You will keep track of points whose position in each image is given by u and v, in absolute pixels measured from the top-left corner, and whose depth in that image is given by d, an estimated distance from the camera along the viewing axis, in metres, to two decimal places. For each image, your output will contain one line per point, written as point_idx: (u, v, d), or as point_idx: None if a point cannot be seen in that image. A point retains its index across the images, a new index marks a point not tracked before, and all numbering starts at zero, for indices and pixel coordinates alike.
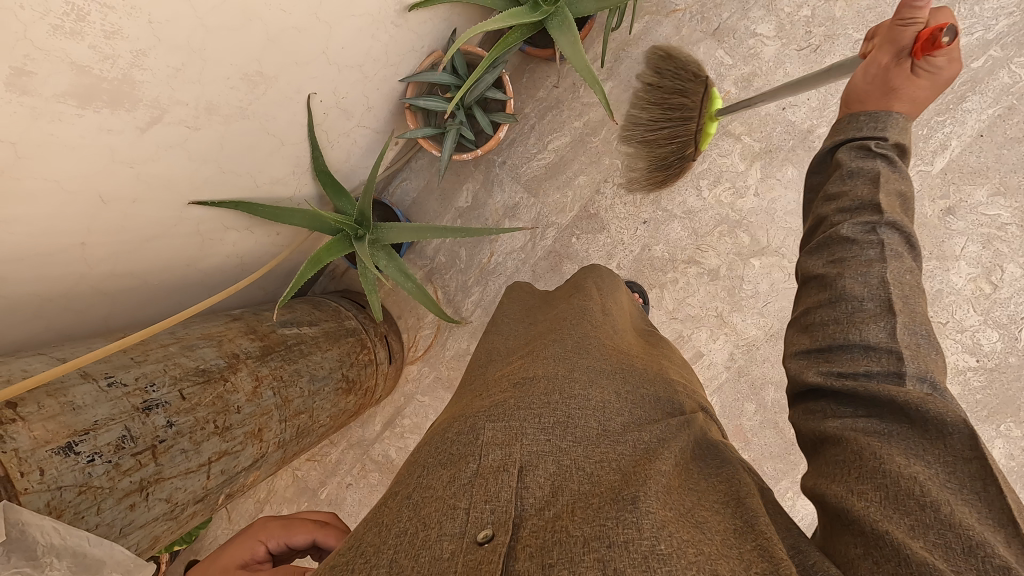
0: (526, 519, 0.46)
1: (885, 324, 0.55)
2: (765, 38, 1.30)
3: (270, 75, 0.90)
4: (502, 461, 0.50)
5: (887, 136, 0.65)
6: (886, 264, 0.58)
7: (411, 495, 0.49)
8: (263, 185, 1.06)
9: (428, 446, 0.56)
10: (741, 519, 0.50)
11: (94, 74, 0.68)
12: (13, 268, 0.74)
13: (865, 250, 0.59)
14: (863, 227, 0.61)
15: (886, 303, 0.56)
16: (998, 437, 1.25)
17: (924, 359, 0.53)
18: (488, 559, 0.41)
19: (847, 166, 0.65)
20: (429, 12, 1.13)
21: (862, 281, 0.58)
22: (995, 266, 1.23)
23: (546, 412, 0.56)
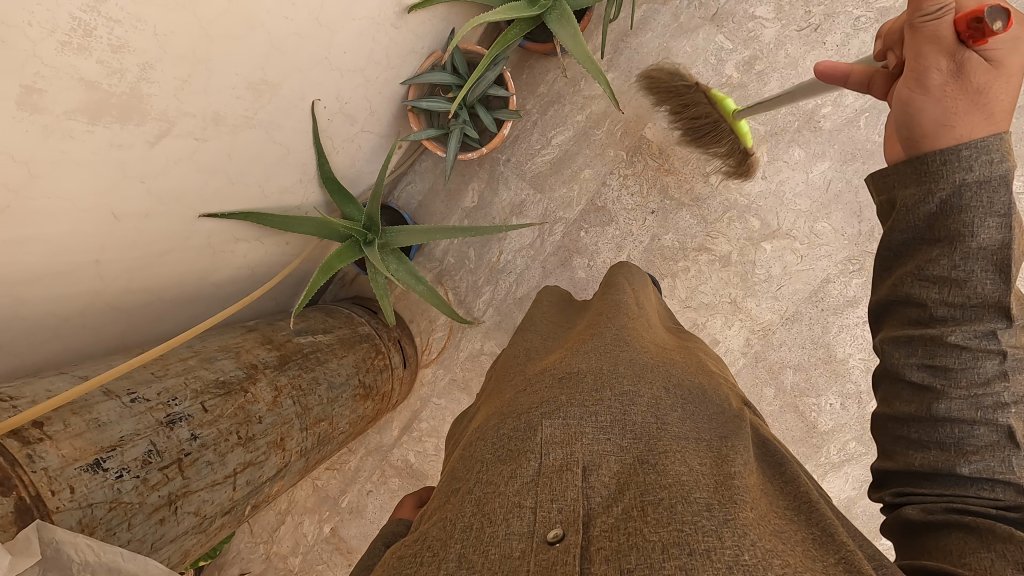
0: (595, 517, 0.45)
1: (1004, 456, 0.50)
2: (765, 20, 1.29)
3: (274, 83, 0.90)
4: (564, 459, 0.50)
5: (1008, 171, 0.49)
6: (1007, 382, 0.51)
7: (472, 489, 0.50)
8: (271, 194, 1.06)
9: (483, 440, 0.56)
10: (818, 528, 0.48)
11: (103, 89, 0.67)
12: (35, 288, 0.74)
13: (981, 362, 0.51)
14: (979, 334, 0.51)
15: (1006, 431, 0.50)
16: None
17: None
18: (563, 560, 0.41)
19: (966, 246, 0.50)
20: (429, 12, 1.13)
21: (974, 404, 0.51)
22: None
23: (601, 409, 0.56)
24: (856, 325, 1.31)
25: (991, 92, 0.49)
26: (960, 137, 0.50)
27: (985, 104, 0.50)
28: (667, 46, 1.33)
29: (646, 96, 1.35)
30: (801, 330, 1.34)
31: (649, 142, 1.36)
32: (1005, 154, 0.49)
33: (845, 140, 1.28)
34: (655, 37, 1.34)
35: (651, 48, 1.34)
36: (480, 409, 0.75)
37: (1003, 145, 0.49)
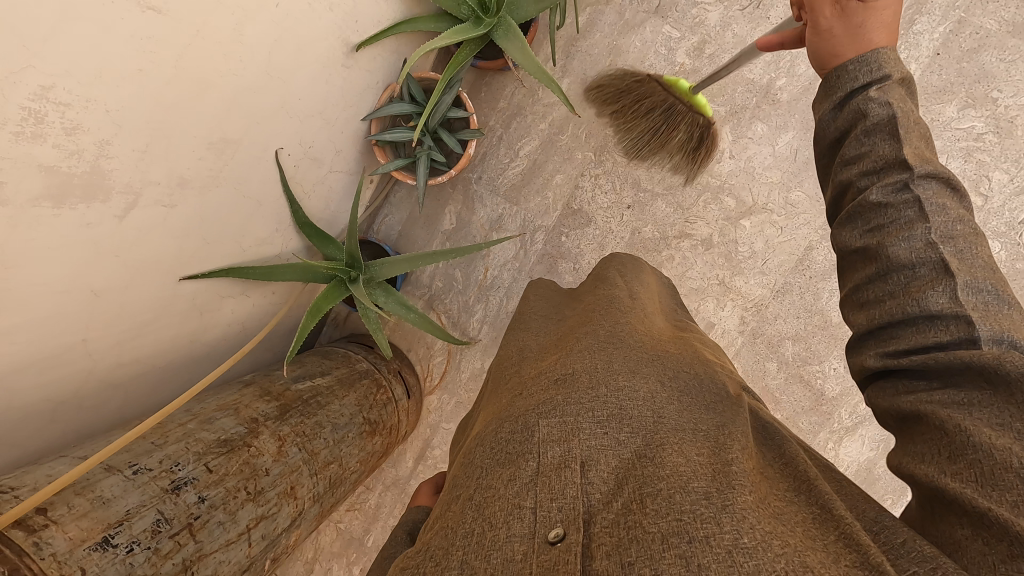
0: (596, 514, 0.46)
1: (946, 290, 0.50)
2: (707, 5, 1.32)
3: (234, 139, 0.91)
4: (562, 457, 0.50)
5: (887, 74, 0.57)
6: (929, 220, 0.52)
7: (473, 495, 0.50)
8: (249, 247, 1.07)
9: (482, 446, 0.56)
10: (818, 506, 0.48)
11: (64, 171, 0.68)
12: (24, 378, 0.75)
13: (903, 212, 0.53)
14: (893, 188, 0.54)
15: (940, 265, 0.51)
16: None
17: (996, 321, 0.48)
18: (564, 559, 0.42)
19: (865, 123, 0.56)
20: (379, 47, 1.14)
21: (906, 246, 0.52)
22: (982, 176, 1.24)
23: (597, 405, 0.56)
24: None
25: (872, 22, 0.60)
26: (850, 56, 0.61)
27: (866, 28, 0.61)
28: (617, 45, 1.36)
29: None
30: (793, 300, 1.34)
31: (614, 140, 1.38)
32: (884, 62, 0.58)
33: (805, 109, 1.30)
34: (604, 37, 1.36)
35: (602, 48, 1.36)
36: (480, 411, 0.75)
37: (880, 56, 0.58)
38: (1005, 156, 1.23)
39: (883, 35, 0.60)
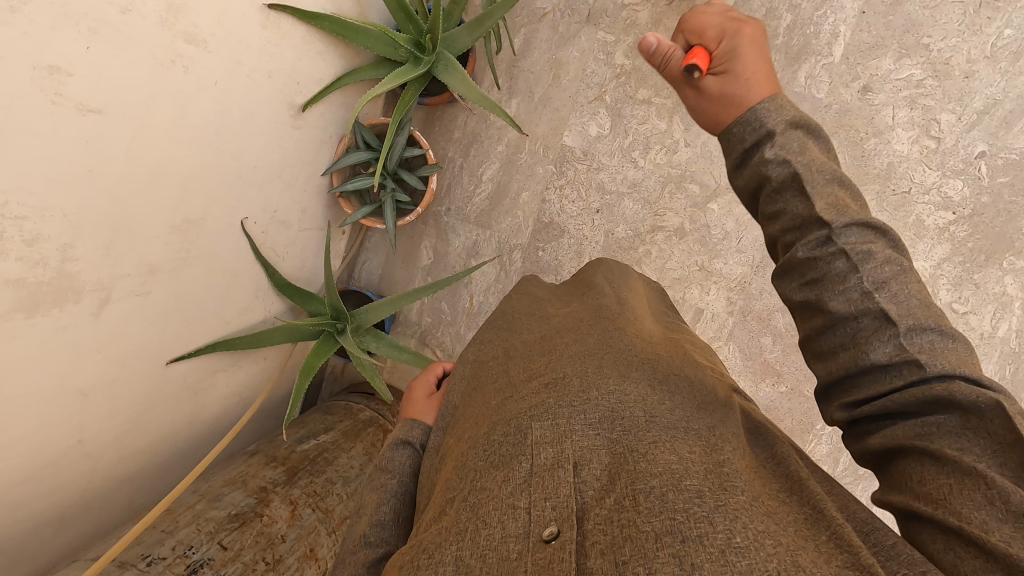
0: (589, 510, 0.46)
1: (891, 339, 0.49)
2: (635, 5, 1.35)
3: (197, 218, 0.92)
4: (555, 458, 0.51)
5: (771, 129, 0.58)
6: (861, 271, 0.52)
7: (468, 497, 0.51)
8: (232, 318, 1.08)
9: (475, 449, 0.57)
10: (810, 508, 0.49)
11: (32, 282, 0.69)
12: (26, 490, 0.75)
13: (833, 264, 0.53)
14: (817, 243, 0.54)
15: (881, 314, 0.50)
16: (1006, 274, 1.26)
17: (945, 358, 0.48)
18: (559, 557, 0.42)
19: (773, 182, 0.57)
20: (326, 103, 1.17)
21: (844, 299, 0.52)
22: (931, 120, 1.27)
23: (589, 407, 0.57)
24: None
25: (733, 87, 0.62)
26: (728, 123, 0.62)
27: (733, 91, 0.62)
28: (557, 58, 1.39)
29: (554, 109, 1.40)
30: None
31: (571, 149, 1.40)
32: (766, 117, 0.58)
33: None
34: (542, 54, 1.40)
35: (542, 65, 1.40)
36: (470, 395, 0.76)
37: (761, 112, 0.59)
38: (949, 97, 1.26)
39: (753, 90, 0.61)
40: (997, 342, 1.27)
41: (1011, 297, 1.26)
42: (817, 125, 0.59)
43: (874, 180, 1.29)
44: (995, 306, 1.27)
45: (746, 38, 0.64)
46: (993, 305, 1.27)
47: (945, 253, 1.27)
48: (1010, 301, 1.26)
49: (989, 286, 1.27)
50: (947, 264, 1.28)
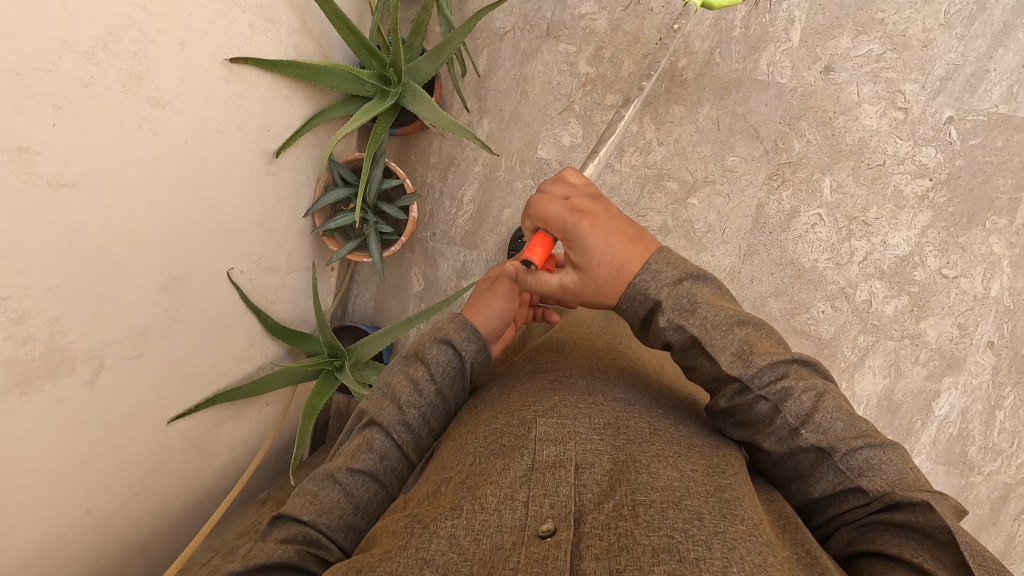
0: (586, 513, 0.48)
1: (829, 464, 0.57)
2: (592, 14, 1.38)
3: (183, 275, 0.93)
4: (557, 457, 0.53)
5: (657, 300, 0.64)
6: (781, 410, 0.60)
7: (466, 480, 0.54)
8: (229, 368, 1.08)
9: (476, 438, 0.60)
10: (804, 551, 0.52)
11: (23, 359, 0.70)
12: (38, 567, 0.75)
13: (756, 407, 0.61)
14: (735, 392, 0.63)
15: (813, 446, 0.58)
16: (991, 234, 1.26)
17: (876, 474, 0.55)
18: (554, 552, 0.44)
19: (681, 346, 0.65)
20: (300, 146, 1.19)
21: (774, 437, 0.61)
22: (895, 92, 1.28)
23: (595, 414, 0.59)
24: (807, 231, 1.33)
25: (604, 270, 0.67)
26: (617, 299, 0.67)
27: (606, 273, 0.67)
28: (522, 75, 1.42)
29: (526, 124, 1.42)
30: (762, 259, 1.35)
31: (548, 161, 1.41)
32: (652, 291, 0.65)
33: (712, 79, 1.35)
34: (508, 73, 1.42)
35: (509, 82, 1.42)
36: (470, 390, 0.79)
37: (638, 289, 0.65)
38: (910, 67, 1.27)
39: (621, 265, 0.67)
40: (991, 303, 1.27)
41: (999, 256, 1.26)
42: (702, 273, 0.66)
43: (848, 156, 1.31)
44: (984, 266, 1.27)
45: (585, 228, 0.68)
46: (983, 266, 1.27)
47: (927, 220, 1.28)
48: (999, 260, 1.26)
49: (976, 247, 1.27)
50: (931, 231, 1.28)
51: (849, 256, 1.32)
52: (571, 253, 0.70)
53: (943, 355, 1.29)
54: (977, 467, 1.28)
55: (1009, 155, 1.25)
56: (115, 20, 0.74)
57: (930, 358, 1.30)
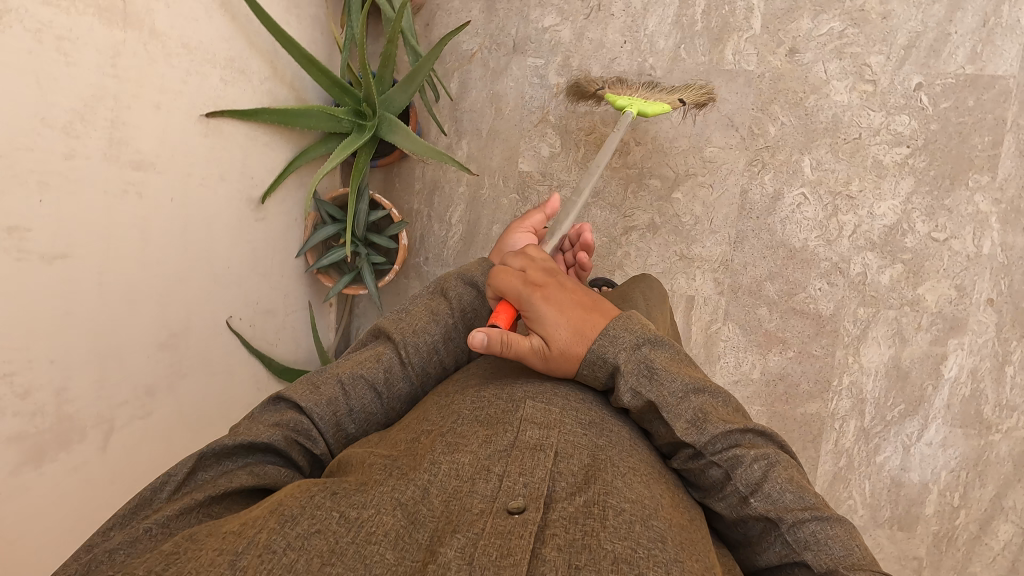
0: (556, 501, 0.52)
1: (778, 536, 0.59)
2: (556, 26, 1.40)
3: (183, 329, 0.94)
4: (538, 439, 0.57)
5: (616, 361, 0.65)
6: (732, 480, 0.61)
7: (446, 435, 0.58)
8: (238, 415, 1.09)
9: (461, 403, 0.64)
10: None
11: (33, 434, 0.71)
12: None
13: (708, 472, 0.63)
14: (690, 457, 0.64)
15: (762, 518, 0.60)
16: (975, 193, 1.27)
17: (824, 552, 0.57)
18: (520, 531, 0.48)
19: (638, 409, 0.66)
20: (285, 188, 1.21)
21: (725, 502, 0.63)
22: (862, 65, 1.30)
23: (583, 412, 0.63)
24: (794, 211, 1.34)
25: (561, 337, 0.67)
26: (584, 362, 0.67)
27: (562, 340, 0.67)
28: (494, 93, 1.44)
29: (504, 140, 1.44)
30: (753, 244, 1.36)
31: (529, 174, 1.43)
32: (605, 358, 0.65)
33: (682, 74, 1.36)
34: (480, 93, 1.44)
35: (483, 102, 1.44)
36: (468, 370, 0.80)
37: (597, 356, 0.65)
38: (873, 40, 1.29)
39: (576, 330, 0.66)
40: (986, 260, 1.27)
41: (987, 213, 1.27)
42: (658, 338, 0.66)
43: (824, 134, 1.32)
44: (973, 225, 1.27)
45: (537, 298, 0.69)
46: (971, 225, 1.28)
47: (910, 187, 1.29)
48: (986, 218, 1.27)
49: (962, 207, 1.28)
50: (916, 197, 1.29)
51: (839, 231, 1.33)
52: (529, 325, 0.69)
53: (944, 317, 1.29)
54: (994, 425, 1.28)
55: (982, 114, 1.26)
56: (88, 93, 0.75)
57: (933, 322, 1.30)
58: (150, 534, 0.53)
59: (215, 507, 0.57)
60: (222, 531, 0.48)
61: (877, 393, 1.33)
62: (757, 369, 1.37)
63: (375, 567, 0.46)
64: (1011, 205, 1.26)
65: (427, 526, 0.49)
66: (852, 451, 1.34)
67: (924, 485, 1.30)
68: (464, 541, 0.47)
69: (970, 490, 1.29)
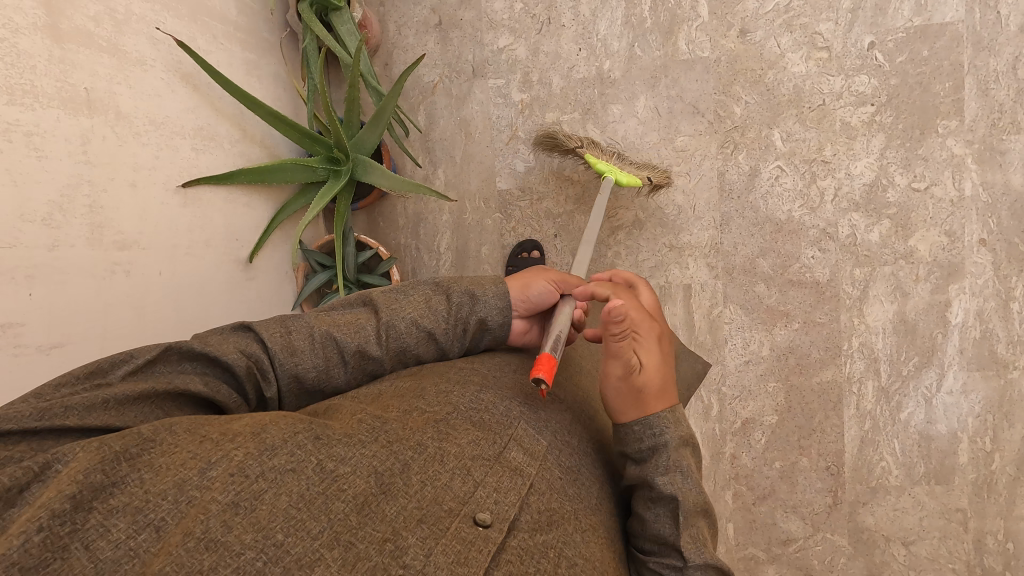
0: (518, 528, 0.53)
1: None
2: (510, 45, 1.43)
3: None
4: (518, 466, 0.58)
5: (667, 439, 0.67)
6: None
7: (438, 425, 0.59)
8: None
9: (456, 397, 0.65)
10: None
11: None
12: None
13: None
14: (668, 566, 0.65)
15: None
16: (948, 138, 1.28)
17: None
18: (481, 541, 0.49)
19: (655, 495, 0.66)
20: (273, 242, 1.22)
21: None
22: (813, 34, 1.32)
23: (566, 458, 0.66)
24: (773, 185, 1.35)
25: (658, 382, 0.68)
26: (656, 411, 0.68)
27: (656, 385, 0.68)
28: (461, 119, 1.46)
29: (478, 163, 1.46)
30: (739, 224, 1.37)
31: (508, 191, 1.44)
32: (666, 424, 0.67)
33: (640, 71, 1.38)
34: (448, 121, 1.47)
35: (452, 129, 1.46)
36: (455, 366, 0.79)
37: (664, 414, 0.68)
38: (819, 8, 1.32)
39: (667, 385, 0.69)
40: (970, 202, 1.28)
41: (962, 156, 1.28)
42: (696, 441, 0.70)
43: (789, 105, 1.34)
44: (951, 170, 1.28)
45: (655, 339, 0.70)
46: (950, 170, 1.29)
47: (882, 144, 1.31)
48: (963, 161, 1.28)
49: (937, 154, 1.29)
50: (889, 152, 1.31)
51: (820, 197, 1.34)
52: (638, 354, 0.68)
53: (941, 265, 1.29)
54: (1011, 363, 1.27)
55: (938, 61, 1.28)
56: (64, 182, 0.76)
57: (930, 272, 1.30)
58: (108, 403, 0.50)
59: (171, 404, 0.56)
60: (200, 432, 0.47)
61: (889, 351, 1.32)
62: (766, 347, 1.37)
63: (336, 522, 0.45)
64: (985, 144, 1.27)
65: (398, 501, 0.49)
66: (875, 412, 1.33)
67: (953, 435, 1.29)
68: (425, 532, 0.48)
69: (1000, 432, 1.27)
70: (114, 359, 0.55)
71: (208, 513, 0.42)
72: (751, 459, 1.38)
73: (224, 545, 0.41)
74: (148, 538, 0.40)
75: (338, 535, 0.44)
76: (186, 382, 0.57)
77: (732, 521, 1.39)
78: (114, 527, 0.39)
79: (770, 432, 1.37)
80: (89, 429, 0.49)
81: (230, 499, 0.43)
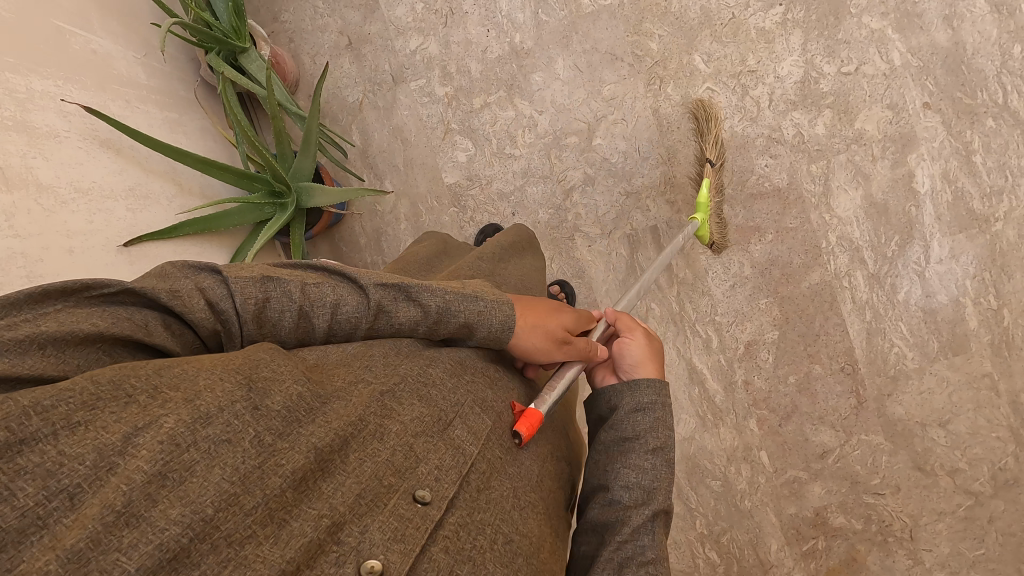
0: (456, 506, 0.54)
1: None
2: (422, 44, 1.46)
3: None
4: (461, 444, 0.59)
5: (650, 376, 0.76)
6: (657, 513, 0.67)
7: (383, 400, 0.58)
8: None
9: (403, 367, 0.64)
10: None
11: None
12: None
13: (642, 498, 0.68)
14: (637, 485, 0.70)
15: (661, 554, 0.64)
16: (862, 15, 1.28)
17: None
18: (419, 519, 0.49)
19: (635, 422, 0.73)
20: None
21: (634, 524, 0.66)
22: None
23: (512, 442, 0.67)
24: None
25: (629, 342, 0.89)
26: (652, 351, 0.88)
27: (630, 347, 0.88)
28: (394, 127, 1.48)
29: (421, 164, 1.47)
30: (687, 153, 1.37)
31: (457, 183, 1.46)
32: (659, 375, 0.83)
33: (551, 34, 1.40)
34: (382, 132, 1.49)
35: (388, 139, 1.48)
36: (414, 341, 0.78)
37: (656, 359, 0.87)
38: None
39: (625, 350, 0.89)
40: (903, 70, 1.27)
41: (881, 29, 1.28)
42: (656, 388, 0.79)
43: (701, 27, 1.35)
44: (875, 45, 1.28)
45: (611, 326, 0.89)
46: (875, 45, 1.28)
47: (800, 39, 1.31)
48: (884, 35, 1.28)
49: (856, 32, 1.29)
50: (810, 44, 1.31)
51: (757, 106, 1.34)
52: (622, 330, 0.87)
53: (894, 139, 1.28)
54: (991, 217, 1.23)
55: None
56: None
57: (885, 149, 1.29)
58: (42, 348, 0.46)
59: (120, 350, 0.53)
60: (126, 387, 0.43)
61: (868, 237, 1.30)
62: (747, 266, 1.36)
63: (271, 498, 0.44)
64: (901, 11, 1.26)
65: (336, 479, 0.49)
66: (872, 301, 1.30)
67: (955, 303, 1.25)
68: (365, 509, 0.48)
69: (1001, 286, 1.23)
70: (72, 286, 0.51)
71: (131, 483, 0.38)
72: (765, 380, 1.35)
73: (147, 520, 0.38)
74: (60, 506, 0.36)
75: (272, 512, 0.44)
76: (143, 325, 0.53)
77: (765, 449, 1.34)
78: (20, 491, 0.35)
79: (775, 348, 1.34)
80: (18, 380, 0.44)
81: (156, 468, 0.40)
